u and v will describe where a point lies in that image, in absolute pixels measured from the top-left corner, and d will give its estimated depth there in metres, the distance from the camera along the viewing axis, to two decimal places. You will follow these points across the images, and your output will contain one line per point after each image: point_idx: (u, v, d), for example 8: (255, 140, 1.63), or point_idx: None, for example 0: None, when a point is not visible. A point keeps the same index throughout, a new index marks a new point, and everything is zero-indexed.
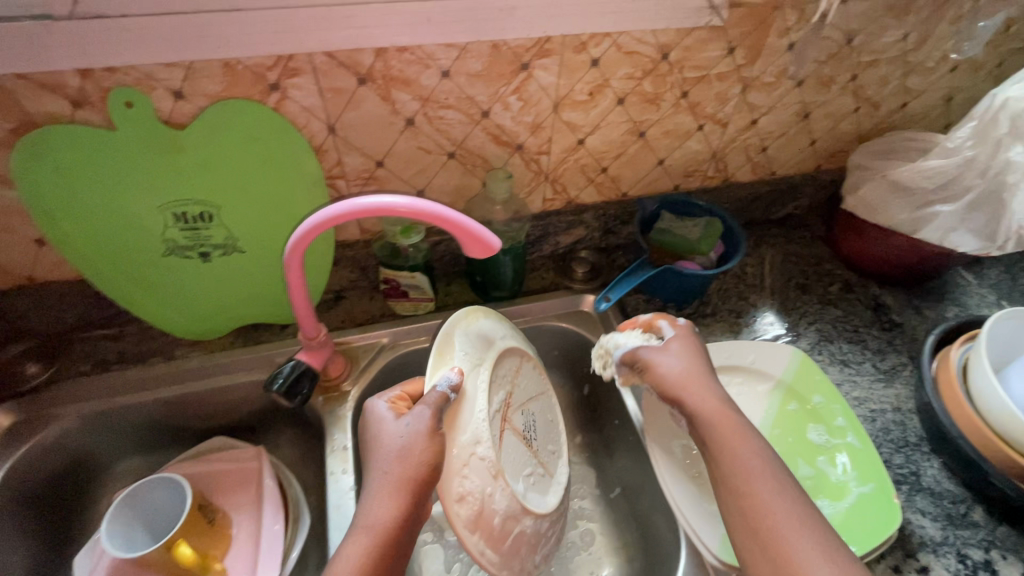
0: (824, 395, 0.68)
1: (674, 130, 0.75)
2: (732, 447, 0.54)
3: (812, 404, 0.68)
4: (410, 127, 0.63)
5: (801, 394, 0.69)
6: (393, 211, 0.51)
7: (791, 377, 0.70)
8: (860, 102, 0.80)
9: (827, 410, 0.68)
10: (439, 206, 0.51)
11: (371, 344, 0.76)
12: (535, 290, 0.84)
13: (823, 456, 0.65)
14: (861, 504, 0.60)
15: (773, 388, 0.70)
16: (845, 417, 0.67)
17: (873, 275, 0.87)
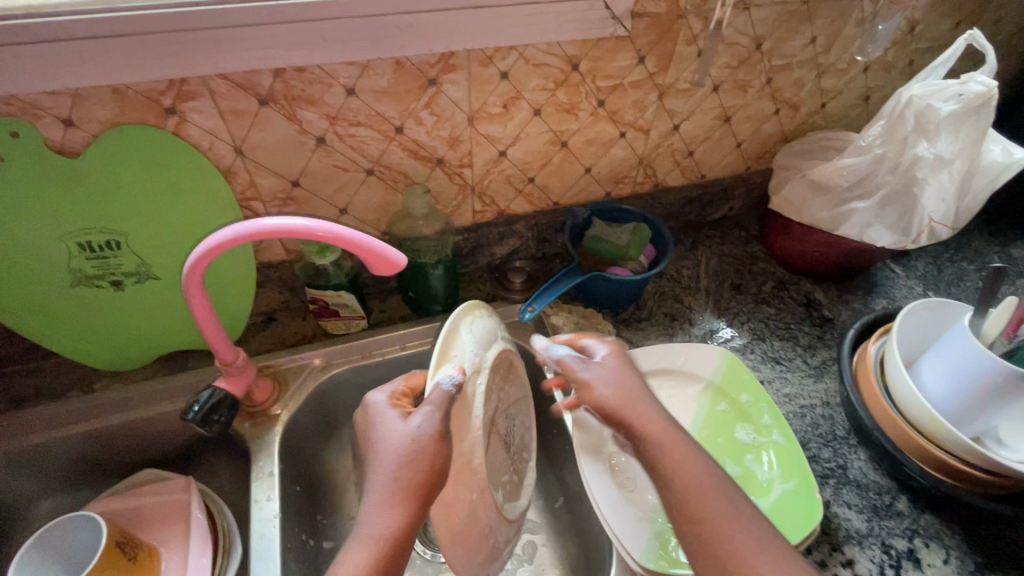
0: (752, 394, 0.70)
1: (597, 138, 0.75)
2: (687, 471, 0.52)
3: (740, 403, 0.69)
4: (322, 146, 0.62)
5: (729, 393, 0.70)
6: (317, 236, 0.50)
7: (720, 377, 0.71)
8: (778, 104, 0.82)
9: (754, 408, 0.69)
10: (353, 230, 0.50)
11: (301, 366, 0.74)
12: (472, 302, 0.84)
13: (750, 455, 0.65)
14: (785, 500, 0.61)
15: (703, 389, 0.71)
16: (771, 414, 0.68)
17: (805, 272, 0.89)
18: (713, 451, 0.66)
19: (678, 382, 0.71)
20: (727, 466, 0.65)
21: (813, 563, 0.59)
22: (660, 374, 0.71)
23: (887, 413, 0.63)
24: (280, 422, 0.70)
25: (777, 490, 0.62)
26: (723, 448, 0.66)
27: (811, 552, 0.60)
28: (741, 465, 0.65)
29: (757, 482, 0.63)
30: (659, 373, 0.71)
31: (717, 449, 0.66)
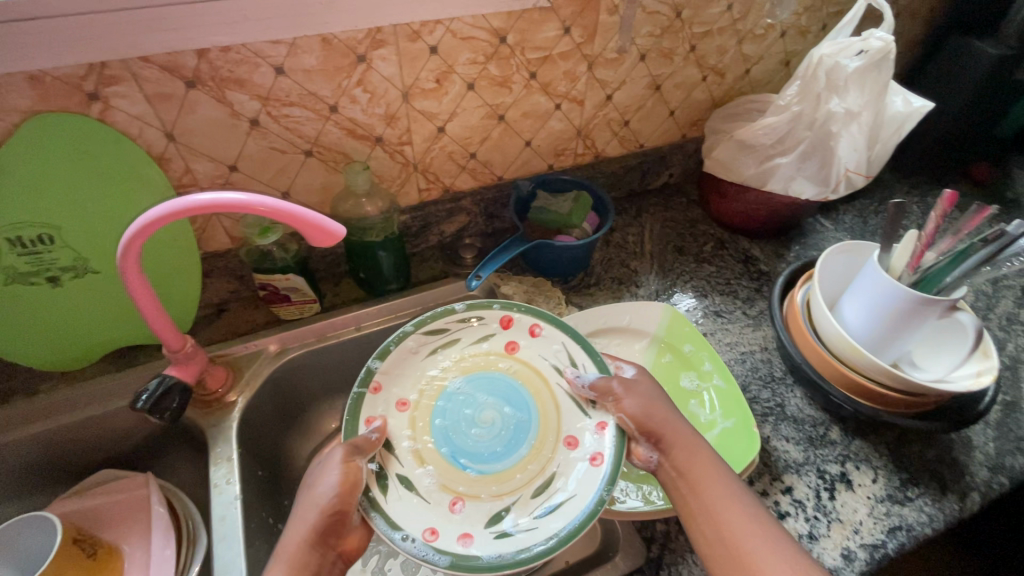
0: (693, 343, 0.74)
1: (533, 110, 0.78)
2: (702, 466, 0.54)
3: (683, 353, 0.74)
4: (256, 128, 0.63)
5: (673, 345, 0.75)
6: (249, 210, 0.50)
7: (663, 331, 0.75)
8: (704, 71, 0.86)
9: (696, 356, 0.73)
10: (287, 202, 0.51)
11: (256, 353, 0.74)
12: (425, 280, 0.85)
13: (693, 400, 0.69)
14: (725, 437, 0.65)
15: (649, 344, 0.75)
16: (711, 361, 0.72)
17: (742, 231, 0.94)
18: None
19: (624, 340, 0.75)
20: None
21: (756, 492, 0.63)
22: (607, 333, 0.75)
23: (811, 347, 0.67)
24: (236, 409, 0.70)
25: (719, 428, 0.66)
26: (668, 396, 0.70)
27: (754, 482, 0.64)
28: (686, 409, 0.68)
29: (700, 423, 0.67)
30: (605, 331, 0.75)
31: None
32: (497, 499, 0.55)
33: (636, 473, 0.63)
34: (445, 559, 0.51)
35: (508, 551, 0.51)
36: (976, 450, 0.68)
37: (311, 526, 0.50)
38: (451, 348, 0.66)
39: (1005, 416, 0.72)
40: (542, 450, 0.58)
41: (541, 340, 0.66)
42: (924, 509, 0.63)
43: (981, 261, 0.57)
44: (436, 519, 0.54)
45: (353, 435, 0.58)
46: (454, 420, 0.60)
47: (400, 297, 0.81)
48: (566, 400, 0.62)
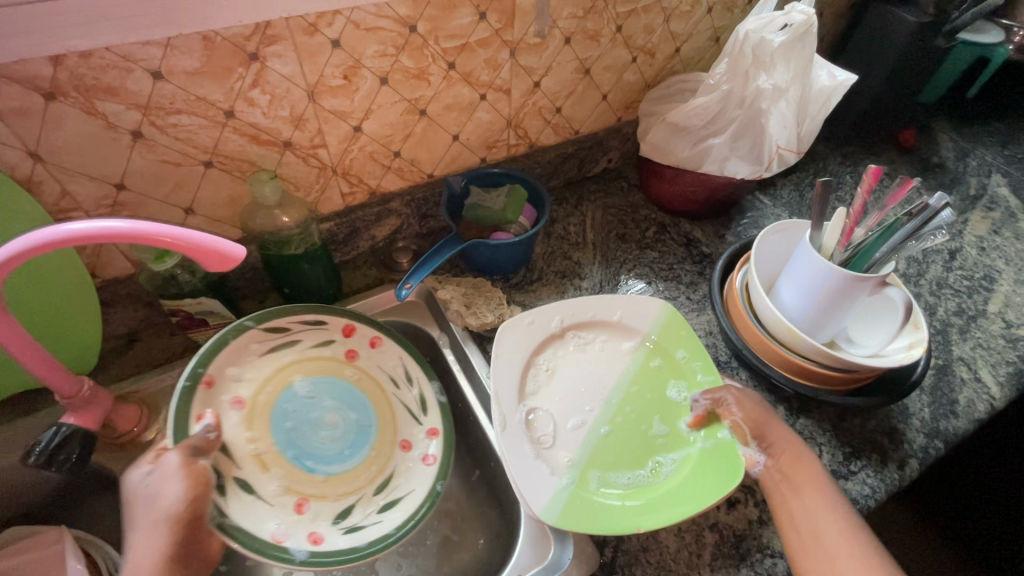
0: (687, 350, 0.69)
1: (456, 102, 0.73)
2: (807, 478, 0.57)
3: (676, 359, 0.69)
4: (140, 141, 0.56)
5: (665, 350, 0.70)
6: (123, 237, 0.45)
7: (657, 333, 0.71)
8: (634, 52, 0.83)
9: (687, 366, 0.68)
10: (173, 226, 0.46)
11: (173, 385, 0.68)
12: (358, 289, 0.81)
13: (676, 413, 0.65)
14: (702, 460, 0.60)
15: (638, 345, 0.71)
16: (706, 372, 0.67)
17: (683, 214, 0.92)
18: (641, 407, 0.65)
19: (610, 338, 0.71)
20: (654, 423, 0.64)
21: None
22: (593, 327, 0.71)
23: (751, 331, 0.67)
24: (154, 449, 0.64)
25: (697, 449, 0.62)
26: (649, 405, 0.66)
27: None
28: (668, 424, 0.64)
29: (682, 440, 0.63)
30: (591, 325, 0.71)
31: (646, 406, 0.66)
32: (343, 497, 0.62)
33: (597, 483, 0.59)
34: (301, 554, 0.57)
35: (359, 541, 0.60)
36: (913, 417, 0.70)
37: (167, 544, 0.48)
38: (293, 350, 0.66)
39: (937, 380, 0.74)
40: (382, 450, 0.65)
41: (380, 352, 0.70)
42: (866, 482, 0.64)
43: (908, 236, 0.57)
44: (284, 520, 0.58)
45: (184, 438, 0.56)
46: (299, 423, 0.63)
47: None
48: (400, 407, 0.68)
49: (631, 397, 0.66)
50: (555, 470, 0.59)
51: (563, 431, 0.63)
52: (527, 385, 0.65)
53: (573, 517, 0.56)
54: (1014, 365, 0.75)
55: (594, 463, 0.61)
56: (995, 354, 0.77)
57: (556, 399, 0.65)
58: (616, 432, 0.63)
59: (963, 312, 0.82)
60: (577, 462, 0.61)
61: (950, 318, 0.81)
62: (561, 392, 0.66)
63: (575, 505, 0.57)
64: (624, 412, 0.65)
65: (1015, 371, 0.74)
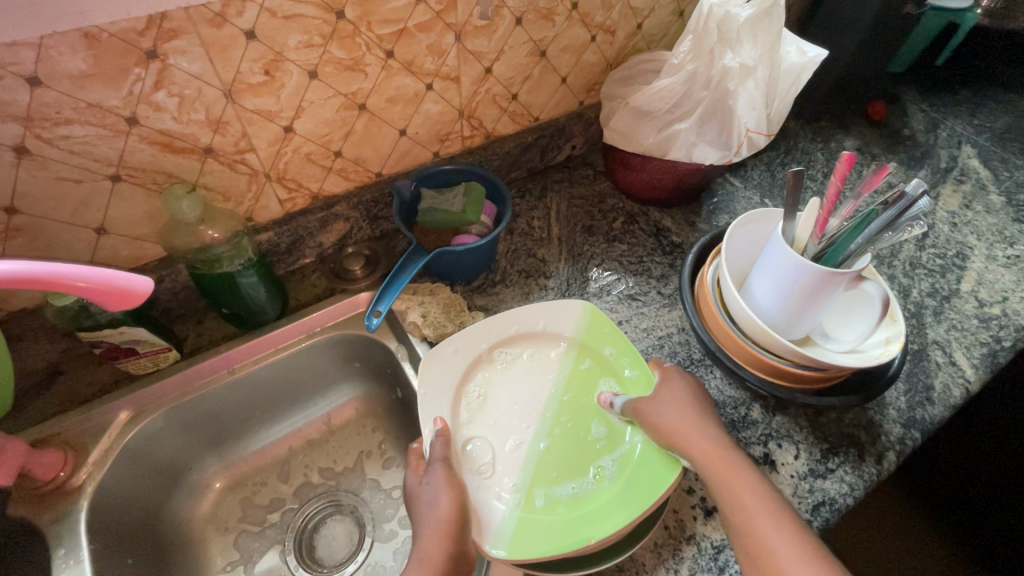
0: (615, 346, 0.65)
1: (399, 95, 0.66)
2: (731, 485, 0.50)
3: (604, 357, 0.65)
4: (27, 157, 0.49)
5: (593, 348, 0.66)
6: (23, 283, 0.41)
7: (582, 333, 0.66)
8: (593, 30, 0.77)
9: (616, 360, 0.64)
10: (89, 268, 0.43)
11: (103, 423, 0.62)
12: (307, 301, 0.75)
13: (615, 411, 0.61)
14: (642, 454, 0.57)
15: (567, 348, 0.66)
16: (633, 365, 0.63)
17: (652, 202, 0.88)
18: (578, 414, 0.62)
19: (539, 346, 0.67)
20: (592, 428, 0.61)
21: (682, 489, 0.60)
22: (521, 340, 0.67)
23: (724, 331, 0.63)
24: (84, 495, 0.58)
25: (635, 444, 0.58)
26: (585, 411, 0.62)
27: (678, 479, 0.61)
28: (606, 424, 0.61)
29: (620, 437, 0.59)
30: (519, 339, 0.67)
31: (583, 411, 0.62)
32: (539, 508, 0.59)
33: (543, 502, 0.55)
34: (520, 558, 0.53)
35: None
36: (890, 407, 0.68)
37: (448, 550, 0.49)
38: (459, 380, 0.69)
39: (913, 366, 0.72)
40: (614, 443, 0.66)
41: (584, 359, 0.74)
42: (845, 479, 0.62)
43: (884, 225, 0.53)
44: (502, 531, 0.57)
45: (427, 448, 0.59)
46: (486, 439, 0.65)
47: (276, 328, 0.71)
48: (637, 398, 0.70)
49: (566, 407, 0.62)
50: (497, 497, 0.55)
51: (502, 456, 0.59)
52: (460, 413, 0.61)
53: (523, 545, 0.52)
54: (988, 346, 0.74)
55: (539, 481, 0.57)
56: (970, 336, 0.75)
57: (491, 422, 0.61)
58: (557, 445, 0.59)
59: (936, 292, 0.80)
60: (521, 484, 0.57)
61: (924, 300, 0.79)
62: (496, 413, 0.62)
63: (524, 533, 0.53)
64: (560, 423, 0.61)
65: (989, 353, 0.73)
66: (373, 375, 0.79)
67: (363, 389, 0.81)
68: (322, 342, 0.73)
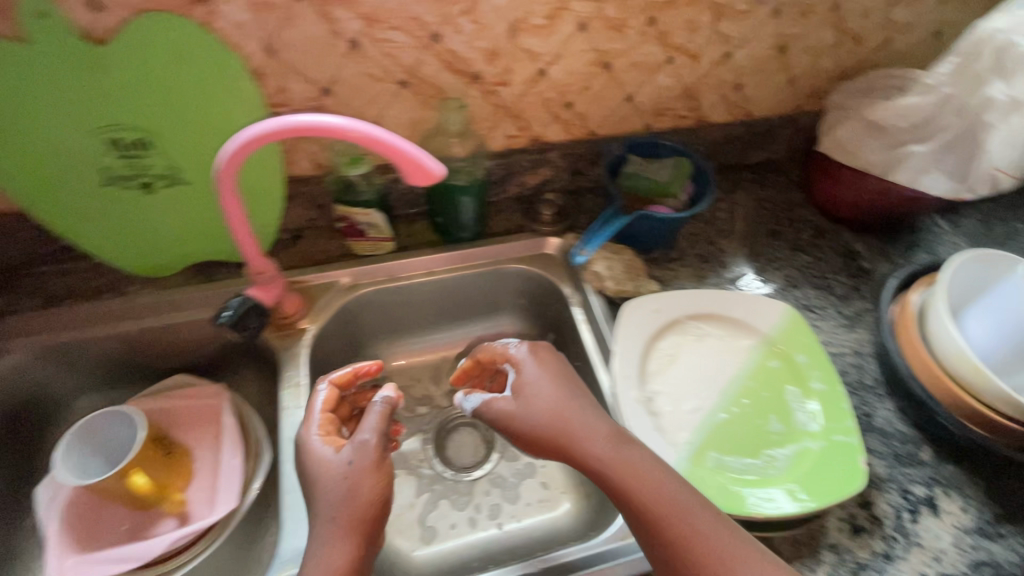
0: (810, 355, 0.65)
1: (642, 62, 0.71)
2: (633, 471, 0.51)
3: (794, 362, 0.65)
4: (355, 51, 0.60)
5: (785, 351, 0.66)
6: (346, 137, 0.49)
7: (777, 333, 0.67)
8: (841, 35, 0.76)
9: (806, 370, 0.64)
10: (389, 133, 0.49)
11: (329, 284, 0.75)
12: (500, 232, 0.82)
13: (796, 412, 0.62)
14: (819, 457, 0.57)
15: (757, 343, 0.67)
16: (824, 379, 0.63)
17: (846, 223, 0.85)
18: (756, 404, 0.63)
19: (730, 332, 0.68)
20: (769, 420, 0.61)
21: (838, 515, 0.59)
22: (714, 320, 0.69)
23: (923, 359, 0.62)
24: (308, 335, 0.71)
25: (814, 447, 0.58)
26: (766, 402, 0.63)
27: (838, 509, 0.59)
28: (785, 422, 0.61)
29: (800, 435, 0.60)
30: (710, 317, 0.69)
31: (761, 403, 0.63)
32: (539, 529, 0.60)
33: (712, 463, 0.58)
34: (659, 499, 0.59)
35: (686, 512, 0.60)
36: None
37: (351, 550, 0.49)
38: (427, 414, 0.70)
39: None
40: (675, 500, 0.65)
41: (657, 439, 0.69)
42: (1016, 548, 0.58)
43: None
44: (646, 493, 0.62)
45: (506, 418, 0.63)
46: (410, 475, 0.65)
47: (472, 247, 0.80)
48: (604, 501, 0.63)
49: (747, 392, 0.64)
50: (671, 444, 0.59)
51: (679, 412, 0.61)
52: (648, 363, 0.64)
53: (695, 491, 0.55)
54: None
55: (711, 445, 0.59)
56: None
57: (675, 381, 0.64)
58: (734, 422, 0.61)
59: None
60: (695, 441, 0.59)
61: None
62: (681, 375, 0.64)
63: (695, 482, 0.56)
64: (740, 404, 0.63)
65: None
66: (531, 315, 0.86)
67: (517, 325, 0.88)
68: (505, 271, 0.81)
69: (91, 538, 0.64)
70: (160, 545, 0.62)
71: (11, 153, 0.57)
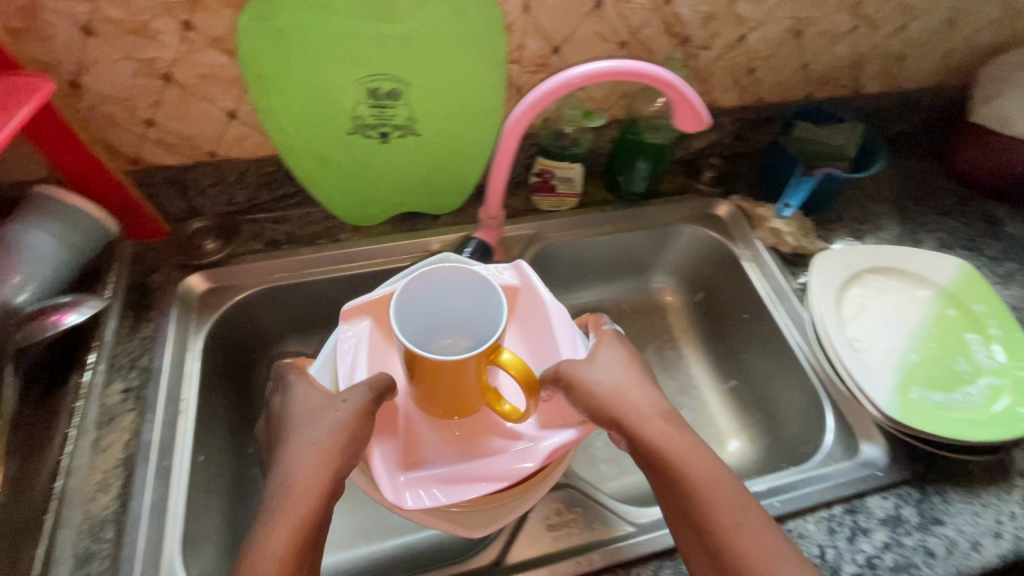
0: (987, 306, 0.71)
1: (829, 30, 0.76)
2: (692, 469, 0.49)
3: (973, 312, 0.71)
4: (596, 11, 0.64)
5: (962, 301, 0.72)
6: (679, 95, 0.54)
7: (954, 285, 0.73)
8: (1004, 11, 0.81)
9: (985, 318, 0.70)
10: (665, 69, 0.54)
11: (521, 236, 0.80)
12: (667, 193, 0.87)
13: (980, 352, 0.67)
14: (1011, 390, 0.64)
15: (934, 294, 0.73)
16: (1001, 327, 0.69)
17: (985, 189, 0.90)
18: (943, 347, 0.68)
19: (906, 283, 0.73)
20: (958, 360, 0.67)
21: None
22: (891, 273, 0.74)
23: None
24: None
25: (1006, 381, 0.65)
26: (952, 346, 0.68)
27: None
28: (973, 362, 0.67)
29: (989, 371, 0.66)
30: (890, 271, 0.74)
31: (947, 346, 0.68)
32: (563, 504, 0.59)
33: (917, 396, 0.64)
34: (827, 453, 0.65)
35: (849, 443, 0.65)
36: None
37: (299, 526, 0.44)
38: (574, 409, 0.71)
39: None
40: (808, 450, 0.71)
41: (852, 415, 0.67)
42: None
43: None
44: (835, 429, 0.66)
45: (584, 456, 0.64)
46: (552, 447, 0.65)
47: (647, 206, 0.84)
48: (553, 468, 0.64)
49: (933, 337, 0.69)
50: (876, 376, 0.65)
51: (877, 352, 0.67)
52: (842, 310, 0.70)
53: (912, 418, 0.61)
54: None
55: (913, 382, 0.65)
56: None
57: (867, 323, 0.69)
58: (926, 360, 0.67)
59: None
60: (898, 379, 0.65)
61: None
62: (872, 322, 0.70)
63: (910, 410, 0.62)
64: (928, 346, 0.68)
65: None
66: (682, 274, 0.91)
67: (666, 284, 0.93)
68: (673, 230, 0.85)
69: (419, 456, 0.54)
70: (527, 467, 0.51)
71: (279, 99, 0.61)
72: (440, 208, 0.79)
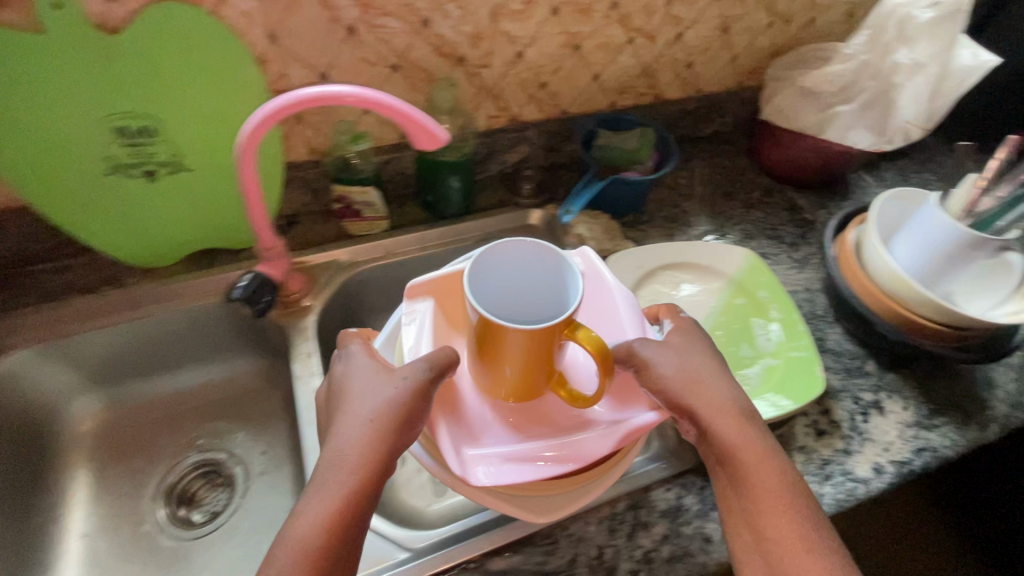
0: (770, 291, 0.74)
1: (607, 43, 0.79)
2: (757, 464, 0.49)
3: (757, 298, 0.74)
4: (352, 37, 0.65)
5: (748, 289, 0.75)
6: (406, 118, 0.54)
7: (740, 275, 0.76)
8: (772, 16, 0.87)
9: (767, 304, 0.74)
10: (388, 95, 0.54)
11: (328, 264, 0.77)
12: (485, 207, 0.87)
13: (760, 336, 0.71)
14: (781, 371, 0.67)
15: (724, 285, 0.76)
16: (782, 310, 0.73)
17: (788, 180, 0.96)
18: (728, 334, 0.72)
19: (698, 277, 0.77)
20: (739, 347, 0.70)
21: (807, 425, 0.68)
22: (683, 268, 0.77)
23: (863, 284, 0.71)
24: (313, 312, 0.73)
25: (779, 363, 0.68)
26: (737, 333, 0.72)
27: (807, 417, 0.69)
28: (753, 347, 0.70)
29: (765, 354, 0.69)
30: (682, 267, 0.77)
31: (732, 333, 0.72)
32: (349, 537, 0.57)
33: None
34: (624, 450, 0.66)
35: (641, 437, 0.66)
36: (999, 388, 0.74)
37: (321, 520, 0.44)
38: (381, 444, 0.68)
39: None
40: None
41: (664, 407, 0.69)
42: (948, 435, 0.68)
43: None
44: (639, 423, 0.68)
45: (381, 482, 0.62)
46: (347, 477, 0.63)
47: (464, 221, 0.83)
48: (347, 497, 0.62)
49: (720, 326, 0.72)
50: None
51: None
52: None
53: None
54: None
55: None
56: None
57: None
58: None
59: None
60: None
61: None
62: None
63: None
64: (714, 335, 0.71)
65: None
66: None
67: None
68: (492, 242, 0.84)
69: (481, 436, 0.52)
70: (604, 448, 0.49)
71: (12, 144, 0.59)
72: (239, 243, 0.76)
